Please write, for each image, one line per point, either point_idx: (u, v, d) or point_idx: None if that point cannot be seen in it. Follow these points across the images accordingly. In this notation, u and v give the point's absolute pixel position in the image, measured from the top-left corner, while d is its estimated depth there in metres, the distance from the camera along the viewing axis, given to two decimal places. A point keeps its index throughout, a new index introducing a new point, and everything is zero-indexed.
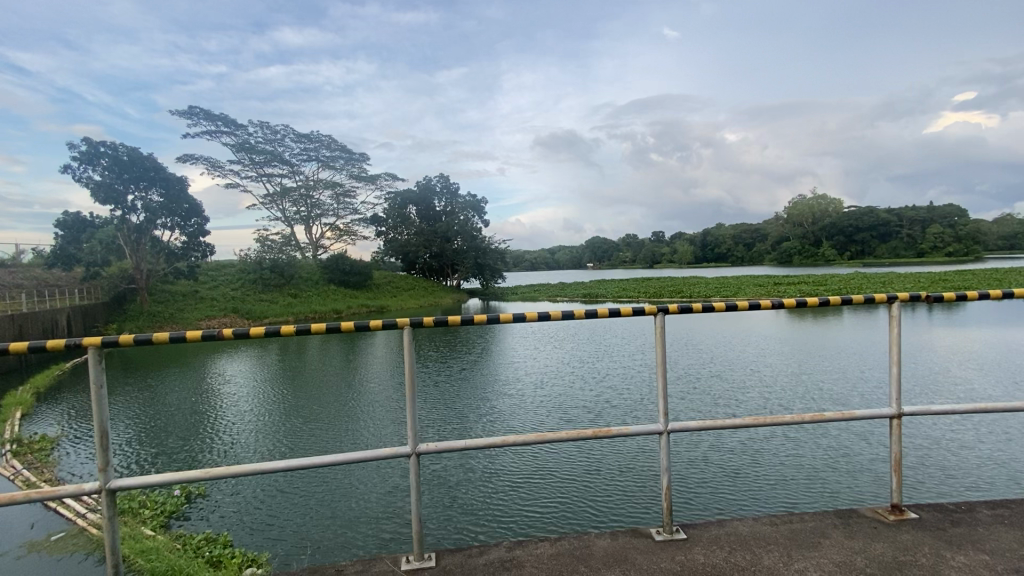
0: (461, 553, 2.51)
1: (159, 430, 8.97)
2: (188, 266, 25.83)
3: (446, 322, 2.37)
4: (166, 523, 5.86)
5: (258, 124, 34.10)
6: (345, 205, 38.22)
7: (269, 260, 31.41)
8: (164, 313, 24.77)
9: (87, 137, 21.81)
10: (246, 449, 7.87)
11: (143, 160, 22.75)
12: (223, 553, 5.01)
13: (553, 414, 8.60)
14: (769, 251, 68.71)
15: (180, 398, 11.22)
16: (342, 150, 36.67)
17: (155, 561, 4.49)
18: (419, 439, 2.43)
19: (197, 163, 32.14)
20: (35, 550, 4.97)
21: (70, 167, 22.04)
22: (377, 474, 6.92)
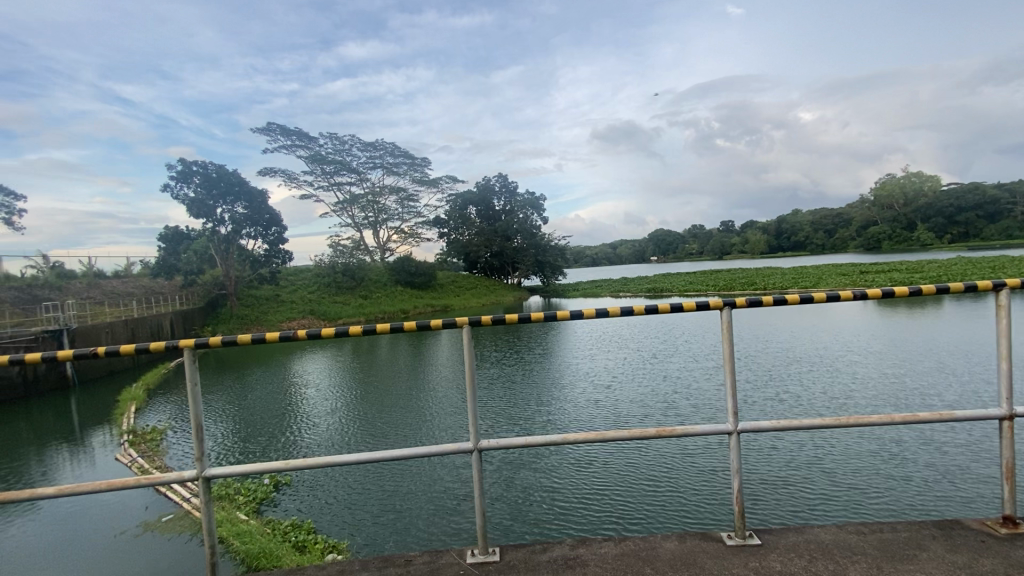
0: (525, 549, 2.53)
1: (249, 424, 9.77)
2: (270, 271, 28.18)
3: (504, 320, 2.36)
4: (258, 508, 6.39)
5: (328, 136, 36.03)
6: (409, 209, 39.46)
7: (342, 264, 33.17)
8: (251, 316, 26.94)
9: (182, 158, 24.17)
10: (324, 442, 8.41)
11: (229, 176, 24.81)
12: (307, 538, 5.37)
13: (618, 415, 8.42)
14: (853, 237, 63.15)
15: (266, 394, 12.18)
16: (405, 155, 37.95)
17: (249, 544, 4.91)
18: (480, 435, 2.46)
19: (275, 176, 34.50)
20: (149, 529, 5.59)
21: (170, 186, 24.52)
22: (444, 470, 7.14)
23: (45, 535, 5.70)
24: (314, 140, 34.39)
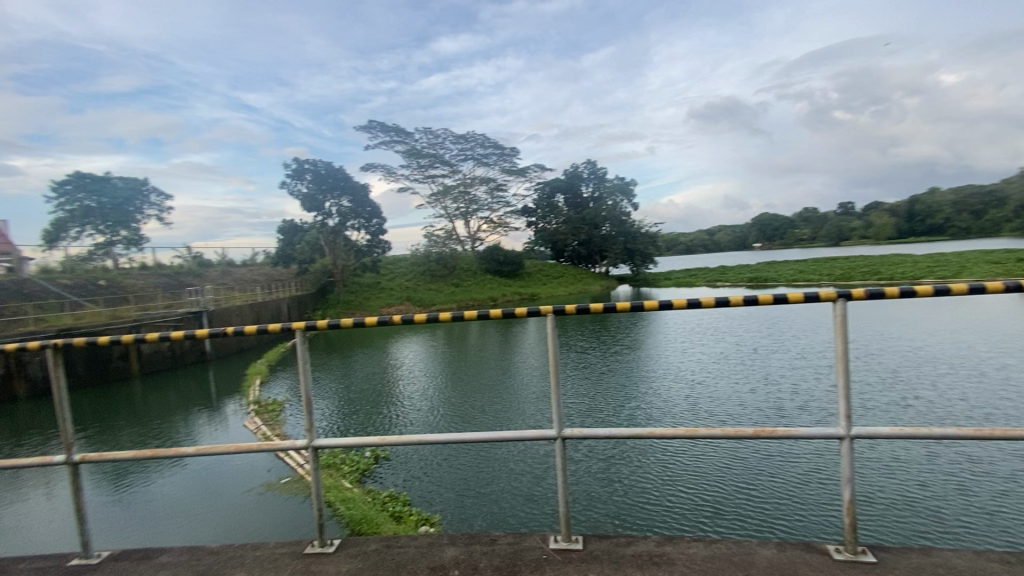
0: (609, 541, 2.41)
1: (354, 401, 10.63)
2: (371, 261, 30.03)
3: (588, 309, 2.31)
4: (361, 478, 6.95)
5: (423, 131, 37.66)
6: (498, 199, 40.16)
7: (435, 253, 34.72)
8: (355, 302, 29.23)
9: (297, 158, 26.63)
10: (419, 422, 8.92)
11: (336, 172, 26.94)
12: (403, 509, 5.75)
13: (712, 412, 7.97)
14: (1008, 218, 53.67)
15: (368, 375, 13.17)
16: (494, 146, 38.59)
17: (352, 510, 5.37)
18: (563, 423, 2.44)
19: (376, 171, 36.79)
20: (271, 489, 6.31)
21: (287, 183, 27.16)
22: (530, 456, 7.26)
23: (192, 487, 6.67)
24: (410, 136, 36.12)
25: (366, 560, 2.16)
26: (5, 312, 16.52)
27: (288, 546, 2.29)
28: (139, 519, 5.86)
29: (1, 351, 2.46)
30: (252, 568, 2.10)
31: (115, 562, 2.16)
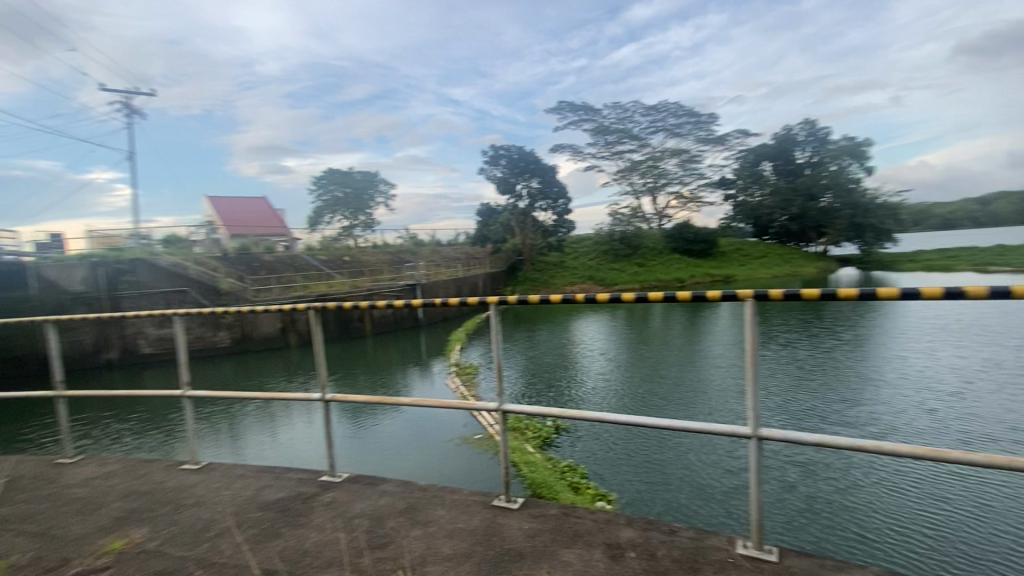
0: (815, 561, 2.04)
1: (539, 373, 11.28)
2: (557, 241, 31.12)
3: (799, 295, 1.97)
4: (543, 445, 7.37)
5: (612, 106, 36.97)
6: (691, 172, 37.35)
7: (620, 232, 34.21)
8: (541, 280, 30.75)
9: (494, 144, 28.81)
10: (599, 399, 9.02)
11: (528, 156, 28.40)
12: (580, 482, 5.93)
13: (972, 434, 6.25)
14: None
15: (552, 349, 13.80)
16: (689, 114, 35.81)
17: (534, 474, 5.75)
18: (760, 421, 2.14)
19: (564, 152, 37.62)
20: (466, 443, 7.14)
21: (485, 168, 29.63)
22: (716, 453, 6.74)
23: (406, 432, 7.92)
24: (599, 112, 35.83)
25: (546, 522, 2.28)
26: (287, 281, 21.74)
27: (478, 495, 2.54)
28: (369, 451, 7.20)
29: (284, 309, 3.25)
30: (450, 509, 2.39)
31: (351, 482, 2.68)
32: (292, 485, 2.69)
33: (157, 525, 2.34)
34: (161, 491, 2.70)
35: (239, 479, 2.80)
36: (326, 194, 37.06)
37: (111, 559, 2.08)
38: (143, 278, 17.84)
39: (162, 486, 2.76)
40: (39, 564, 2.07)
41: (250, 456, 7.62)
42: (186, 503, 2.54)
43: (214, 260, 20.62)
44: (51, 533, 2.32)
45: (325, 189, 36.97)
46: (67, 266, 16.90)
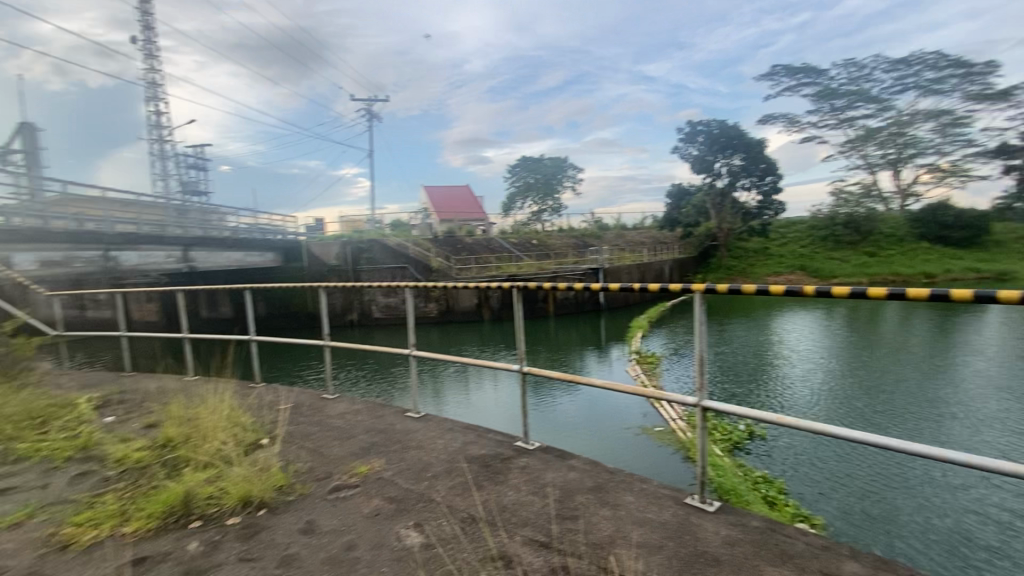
0: None
1: (730, 369, 10.36)
2: (761, 224, 27.65)
3: None
4: (732, 450, 6.74)
5: (842, 65, 31.17)
6: (955, 138, 29.41)
7: (844, 215, 28.94)
8: (738, 268, 27.99)
9: (691, 120, 26.95)
10: (806, 407, 7.83)
11: (730, 130, 25.84)
12: (777, 497, 5.25)
13: None
14: None
15: (748, 346, 12.47)
16: (957, 64, 28.12)
17: (722, 478, 5.29)
18: None
19: (774, 124, 33.22)
20: (646, 433, 6.94)
21: (680, 147, 27.94)
22: (976, 498, 5.25)
23: (586, 413, 8.07)
24: (824, 74, 30.57)
25: (746, 534, 2.06)
26: (484, 261, 23.93)
27: (668, 488, 2.45)
28: (550, 426, 7.55)
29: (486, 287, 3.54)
30: (639, 496, 2.35)
31: (543, 452, 2.84)
32: (492, 444, 2.97)
33: (390, 458, 2.83)
34: (391, 432, 3.24)
35: (450, 431, 3.20)
36: (519, 181, 39.40)
37: (359, 478, 2.58)
38: (376, 256, 21.60)
39: (393, 428, 3.31)
40: (314, 472, 2.69)
41: (449, 411, 8.63)
42: (410, 445, 3.01)
43: (428, 241, 23.81)
44: (322, 449, 2.99)
45: (518, 176, 39.43)
46: (328, 245, 21.66)
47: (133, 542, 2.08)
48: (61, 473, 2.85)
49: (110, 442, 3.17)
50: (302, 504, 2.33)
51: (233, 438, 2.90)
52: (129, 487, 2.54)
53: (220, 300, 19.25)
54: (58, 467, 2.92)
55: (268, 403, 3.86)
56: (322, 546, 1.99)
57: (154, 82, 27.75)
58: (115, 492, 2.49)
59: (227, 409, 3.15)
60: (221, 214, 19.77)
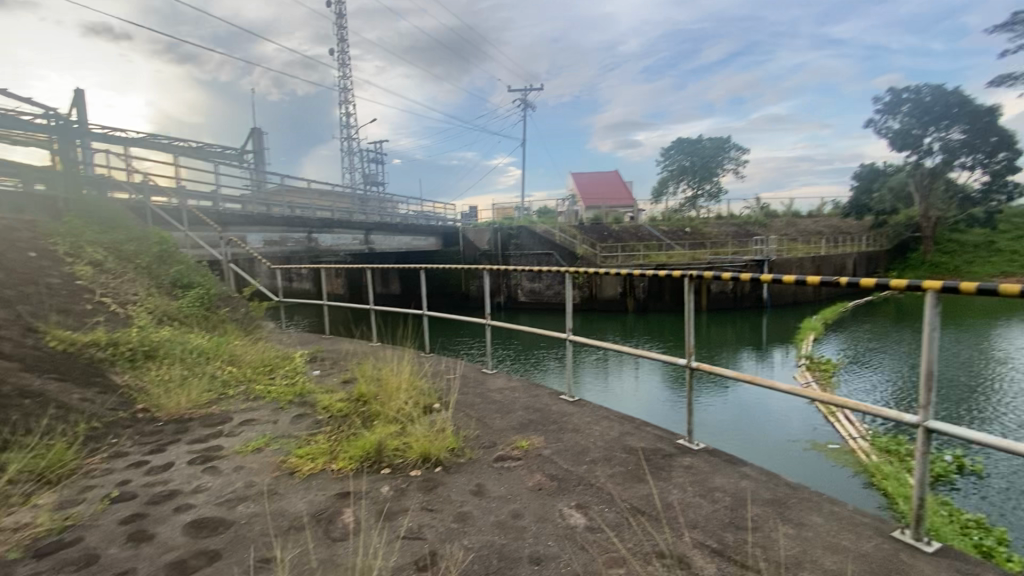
0: None
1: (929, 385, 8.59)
2: (986, 211, 22.79)
3: None
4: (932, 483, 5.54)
5: None
6: None
7: None
8: (949, 265, 22.86)
9: (893, 87, 22.58)
10: None
11: (949, 96, 21.00)
12: (998, 549, 4.16)
13: None
14: None
15: (958, 359, 10.16)
16: None
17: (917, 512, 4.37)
18: None
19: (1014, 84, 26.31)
20: (816, 449, 6.07)
21: (875, 121, 23.69)
22: None
23: (741, 417, 7.40)
24: None
25: None
26: (631, 249, 23.21)
27: (866, 516, 2.10)
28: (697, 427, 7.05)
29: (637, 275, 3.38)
30: (830, 520, 2.05)
31: (708, 454, 2.65)
32: (651, 438, 2.86)
33: (549, 438, 2.90)
34: (547, 412, 3.33)
35: (606, 419, 3.17)
36: (674, 164, 37.32)
37: (521, 452, 2.70)
38: (524, 241, 22.31)
39: (549, 409, 3.40)
40: (481, 440, 2.89)
41: (589, 395, 8.61)
42: (566, 427, 3.05)
43: (574, 228, 23.92)
44: (485, 421, 3.20)
45: (672, 160, 37.35)
46: (481, 230, 23.01)
47: (342, 477, 2.46)
48: (285, 412, 3.50)
49: (318, 391, 3.80)
50: (473, 468, 2.52)
51: (412, 400, 3.26)
52: (335, 432, 3.00)
53: (390, 278, 21.80)
54: (283, 407, 3.59)
55: (437, 373, 4.26)
56: (493, 509, 2.13)
57: (344, 87, 32.07)
58: (326, 433, 2.98)
59: (407, 374, 3.54)
60: (393, 202, 22.22)
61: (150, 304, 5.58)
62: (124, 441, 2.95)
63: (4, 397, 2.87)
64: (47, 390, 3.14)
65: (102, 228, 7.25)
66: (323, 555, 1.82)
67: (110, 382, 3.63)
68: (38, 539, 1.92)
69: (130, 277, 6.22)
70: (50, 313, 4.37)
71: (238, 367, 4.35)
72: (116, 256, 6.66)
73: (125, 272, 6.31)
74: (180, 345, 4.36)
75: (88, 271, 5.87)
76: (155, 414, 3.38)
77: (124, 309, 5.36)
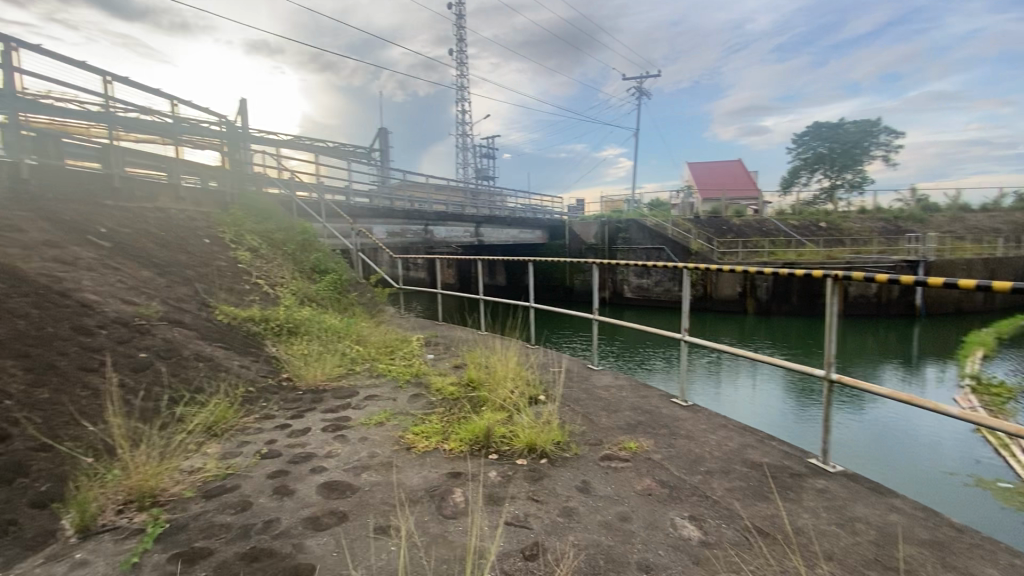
0: None
1: None
2: None
3: None
4: None
5: None
6: None
7: None
8: None
9: None
10: None
11: None
12: None
13: None
14: None
15: None
16: None
17: None
18: None
19: None
20: (981, 486, 5.04)
21: None
22: None
23: (881, 439, 6.48)
24: None
25: None
26: (753, 245, 21.38)
27: None
28: (826, 447, 6.27)
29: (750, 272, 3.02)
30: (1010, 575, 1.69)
31: (846, 479, 2.34)
32: (777, 454, 2.60)
33: (660, 441, 2.77)
34: (656, 415, 3.18)
35: (723, 428, 2.95)
36: (808, 151, 33.75)
37: (629, 454, 2.61)
38: (633, 235, 21.58)
39: (659, 411, 3.25)
40: (587, 436, 2.84)
41: (698, 399, 8.13)
42: (679, 433, 2.88)
43: (689, 221, 22.62)
44: (592, 417, 3.14)
45: (806, 146, 33.81)
46: (588, 224, 22.72)
47: (453, 457, 2.57)
48: (403, 391, 3.76)
49: (432, 374, 4.03)
50: (579, 464, 2.49)
51: (518, 389, 3.31)
52: (447, 414, 3.15)
53: (498, 269, 22.45)
54: (402, 385, 3.86)
55: (543, 365, 4.28)
56: (599, 508, 2.08)
57: (462, 85, 33.46)
58: (440, 414, 3.14)
59: (515, 363, 3.60)
60: (503, 195, 22.77)
61: (293, 286, 6.33)
62: (272, 405, 3.39)
63: (187, 359, 3.44)
64: (216, 355, 3.71)
65: (259, 220, 8.37)
66: (435, 530, 1.91)
67: (264, 352, 4.19)
68: (208, 482, 2.28)
69: (279, 262, 7.10)
70: (219, 291, 5.14)
71: (363, 346, 4.77)
72: (269, 243, 7.65)
73: (275, 257, 7.22)
74: (316, 324, 4.88)
75: (248, 257, 6.82)
76: (296, 383, 3.83)
77: (274, 290, 6.14)
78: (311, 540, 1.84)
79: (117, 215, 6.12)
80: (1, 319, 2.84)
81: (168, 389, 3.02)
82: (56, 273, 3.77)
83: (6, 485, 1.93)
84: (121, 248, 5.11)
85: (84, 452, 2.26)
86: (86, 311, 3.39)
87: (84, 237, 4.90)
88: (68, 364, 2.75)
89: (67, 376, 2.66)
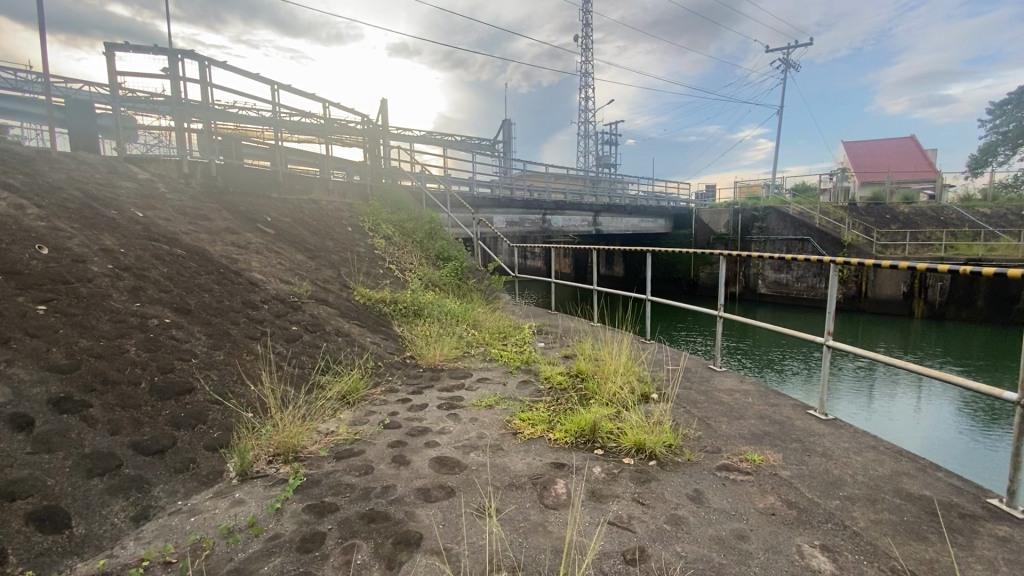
0: None
1: None
2: None
3: None
4: None
5: None
6: None
7: None
8: None
9: None
10: None
11: None
12: None
13: None
14: None
15: None
16: None
17: None
18: None
19: None
20: None
21: None
22: None
23: None
24: None
25: None
26: (925, 237, 18.07)
27: None
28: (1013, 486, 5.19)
29: (912, 269, 2.53)
30: None
31: None
32: (941, 487, 2.17)
33: (790, 457, 2.47)
34: (787, 427, 2.84)
35: (871, 450, 2.54)
36: (1010, 121, 27.92)
37: (751, 466, 2.36)
38: (771, 224, 19.53)
39: (791, 423, 2.90)
40: (703, 442, 2.64)
41: (839, 411, 7.23)
42: (814, 450, 2.55)
43: (841, 209, 19.83)
44: (710, 422, 2.91)
45: (1006, 117, 28.16)
46: (719, 212, 21.13)
47: (557, 448, 2.56)
48: (513, 376, 3.86)
49: (542, 362, 4.05)
50: (693, 471, 2.31)
51: (629, 385, 3.18)
52: (554, 404, 3.14)
53: (616, 260, 21.89)
54: (512, 371, 3.96)
55: (658, 362, 4.07)
56: (713, 522, 1.92)
57: (586, 72, 32.90)
58: (548, 404, 3.15)
59: (627, 357, 3.47)
60: (625, 183, 22.04)
61: (420, 272, 6.80)
62: (396, 379, 3.68)
63: (328, 334, 3.88)
64: (352, 331, 4.13)
65: (393, 210, 9.08)
66: (534, 518, 1.92)
67: (391, 331, 4.58)
68: (339, 444, 2.55)
69: (409, 250, 7.65)
70: (358, 274, 5.70)
71: (479, 331, 4.97)
72: (401, 231, 8.29)
73: (405, 245, 7.82)
74: (438, 307, 5.20)
75: (383, 244, 7.48)
76: (418, 361, 4.10)
77: (403, 275, 6.65)
78: (421, 510, 1.96)
79: (280, 207, 7.08)
80: (193, 292, 3.44)
81: (311, 359, 3.44)
82: (233, 255, 4.48)
83: (190, 429, 2.35)
84: (282, 235, 5.91)
85: (246, 408, 2.66)
86: (252, 288, 3.98)
87: (254, 225, 5.73)
88: (238, 331, 3.26)
89: (236, 342, 3.15)
